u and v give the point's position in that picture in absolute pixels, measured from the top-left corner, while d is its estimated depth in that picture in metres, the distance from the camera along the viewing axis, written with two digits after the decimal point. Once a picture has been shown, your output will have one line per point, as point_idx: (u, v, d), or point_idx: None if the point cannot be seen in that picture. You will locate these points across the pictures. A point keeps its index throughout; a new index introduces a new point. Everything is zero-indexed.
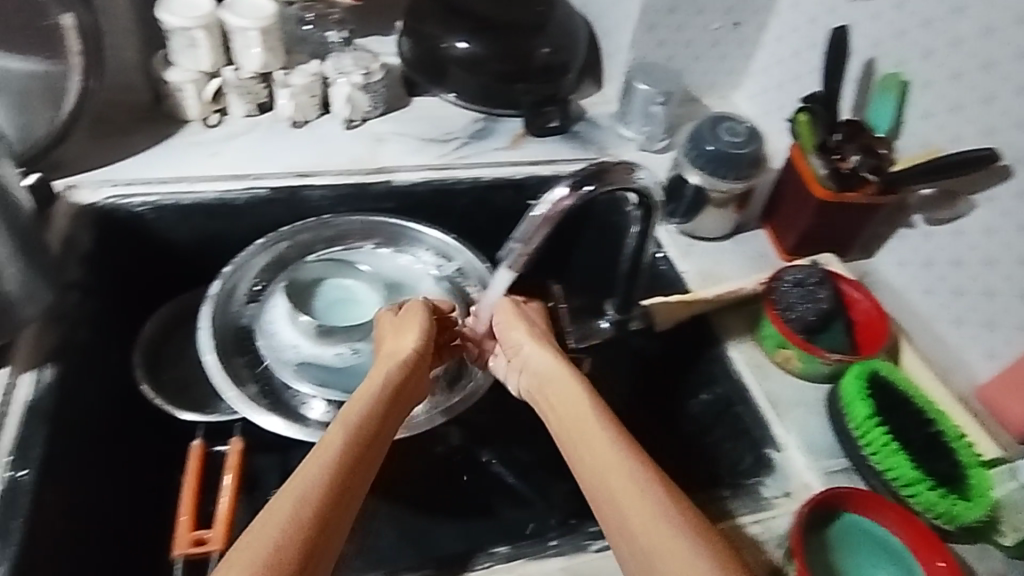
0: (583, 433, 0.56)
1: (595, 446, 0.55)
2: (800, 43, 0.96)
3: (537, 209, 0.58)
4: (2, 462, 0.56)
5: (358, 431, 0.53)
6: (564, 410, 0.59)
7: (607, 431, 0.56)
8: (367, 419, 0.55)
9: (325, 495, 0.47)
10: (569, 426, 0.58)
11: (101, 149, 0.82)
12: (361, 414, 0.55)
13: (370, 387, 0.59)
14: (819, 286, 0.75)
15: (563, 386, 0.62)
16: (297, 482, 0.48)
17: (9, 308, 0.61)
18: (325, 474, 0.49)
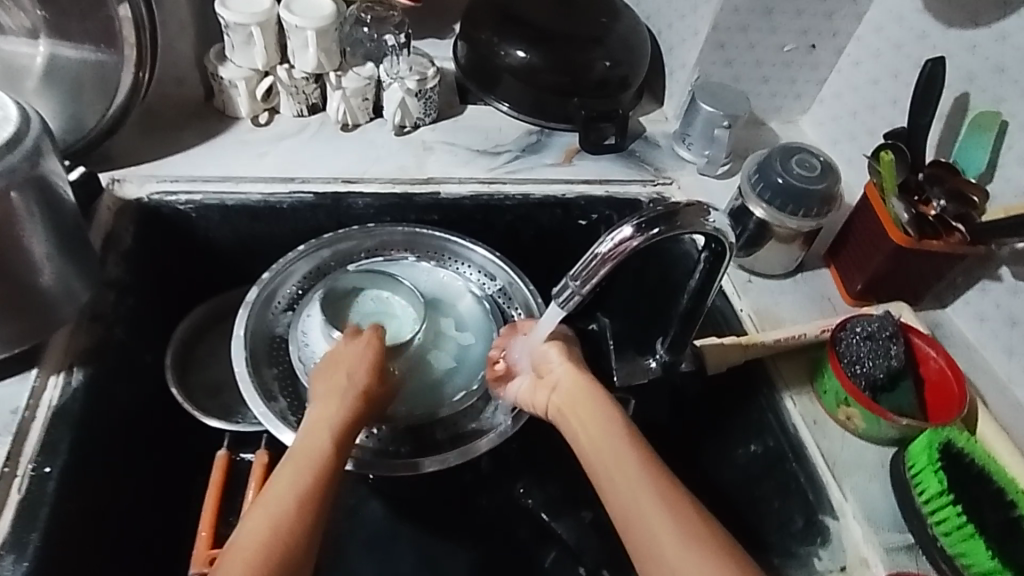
0: (604, 451, 0.57)
1: (619, 468, 0.55)
2: (882, 71, 0.90)
3: (599, 246, 0.54)
4: (26, 467, 0.55)
5: (303, 476, 0.54)
6: (584, 429, 0.59)
7: (630, 449, 0.56)
8: (315, 463, 0.56)
9: (269, 545, 0.49)
10: (590, 443, 0.58)
11: (149, 142, 0.81)
12: (311, 457, 0.56)
13: (313, 435, 0.58)
14: (891, 340, 0.68)
15: (587, 406, 0.61)
16: (241, 537, 0.50)
17: (48, 308, 0.59)
18: (270, 525, 0.50)
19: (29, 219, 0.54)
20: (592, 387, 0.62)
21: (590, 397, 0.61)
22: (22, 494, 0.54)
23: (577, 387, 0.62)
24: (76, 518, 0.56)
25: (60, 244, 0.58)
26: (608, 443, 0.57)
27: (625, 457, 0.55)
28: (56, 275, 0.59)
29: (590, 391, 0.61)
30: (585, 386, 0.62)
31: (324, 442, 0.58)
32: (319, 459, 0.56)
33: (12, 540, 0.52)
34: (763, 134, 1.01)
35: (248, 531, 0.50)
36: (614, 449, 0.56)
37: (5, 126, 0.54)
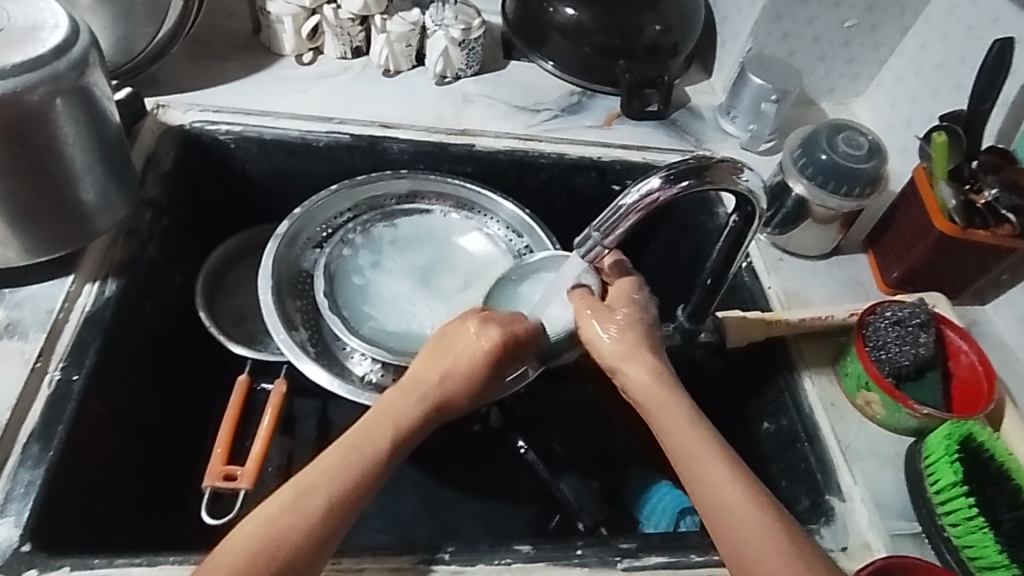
0: (694, 460, 0.51)
1: (709, 478, 0.50)
2: (947, 54, 0.85)
3: (626, 197, 0.54)
4: (55, 363, 0.57)
5: (346, 461, 0.50)
6: (669, 429, 0.53)
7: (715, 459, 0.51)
8: (360, 446, 0.51)
9: (301, 514, 0.47)
10: (676, 448, 0.52)
11: (195, 72, 0.83)
12: (360, 438, 0.52)
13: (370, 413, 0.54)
14: (921, 328, 0.66)
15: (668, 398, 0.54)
16: (271, 513, 0.47)
17: (87, 217, 0.61)
18: (300, 506, 0.48)
19: (71, 125, 0.56)
20: (668, 387, 0.55)
21: (669, 397, 0.54)
22: (50, 390, 0.56)
23: (650, 387, 0.55)
24: (98, 419, 0.59)
25: (100, 155, 0.60)
26: (697, 449, 0.51)
27: (711, 470, 0.50)
28: (96, 186, 0.61)
29: (665, 392, 0.54)
30: (661, 382, 0.55)
31: (379, 423, 0.53)
32: (368, 442, 0.52)
33: (38, 431, 0.54)
34: (813, 114, 0.97)
35: (275, 513, 0.47)
36: (703, 458, 0.51)
37: (54, 33, 0.56)
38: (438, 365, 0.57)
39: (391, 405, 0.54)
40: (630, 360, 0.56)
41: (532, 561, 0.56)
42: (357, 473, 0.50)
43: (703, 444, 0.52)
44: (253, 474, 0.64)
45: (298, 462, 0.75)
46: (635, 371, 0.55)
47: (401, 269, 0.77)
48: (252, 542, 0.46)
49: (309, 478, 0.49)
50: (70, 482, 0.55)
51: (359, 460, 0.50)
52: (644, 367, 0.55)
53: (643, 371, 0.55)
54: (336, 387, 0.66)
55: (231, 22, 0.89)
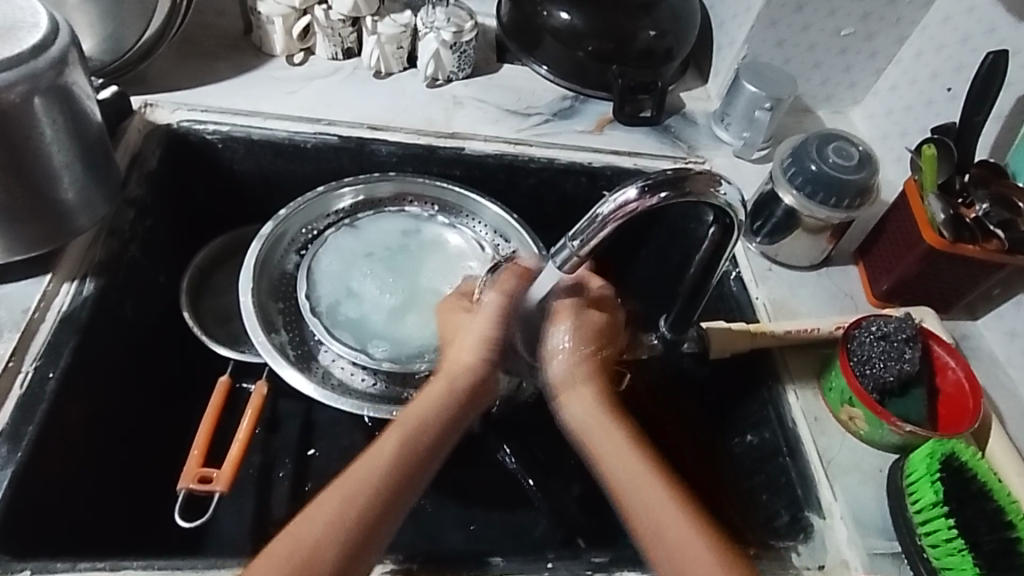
0: (668, 519, 0.53)
1: (667, 521, 0.53)
2: (943, 64, 0.84)
3: (602, 206, 0.53)
4: (29, 363, 0.57)
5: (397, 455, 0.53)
6: (625, 472, 0.56)
7: (686, 513, 0.53)
8: (410, 444, 0.54)
9: (361, 494, 0.51)
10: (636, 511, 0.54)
11: (185, 71, 0.83)
12: (410, 434, 0.55)
13: (423, 409, 0.57)
14: (907, 343, 0.64)
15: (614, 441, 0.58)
16: (332, 494, 0.51)
17: (66, 216, 0.61)
18: (347, 504, 0.50)
19: (50, 124, 0.56)
20: (612, 427, 0.59)
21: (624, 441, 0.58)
22: (23, 390, 0.56)
23: (603, 427, 0.59)
24: (71, 419, 0.59)
25: (80, 154, 0.60)
26: (668, 506, 0.54)
27: (687, 526, 0.53)
28: (76, 186, 0.61)
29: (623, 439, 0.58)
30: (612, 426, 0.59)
31: (426, 420, 0.57)
32: (416, 438, 0.55)
33: (8, 431, 0.54)
34: (809, 122, 0.96)
35: (327, 508, 0.50)
36: (672, 511, 0.53)
37: (33, 33, 0.55)
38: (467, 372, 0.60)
39: (438, 401, 0.58)
40: (572, 393, 0.61)
41: (503, 573, 0.55)
42: (406, 465, 0.53)
43: (670, 499, 0.54)
44: (229, 477, 0.64)
45: (277, 464, 0.75)
46: (592, 410, 0.60)
47: (379, 281, 0.75)
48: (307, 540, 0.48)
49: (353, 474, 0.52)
50: (39, 484, 0.55)
51: (410, 456, 0.54)
52: (600, 411, 0.60)
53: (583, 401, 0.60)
54: (316, 394, 0.65)
55: (222, 22, 0.89)
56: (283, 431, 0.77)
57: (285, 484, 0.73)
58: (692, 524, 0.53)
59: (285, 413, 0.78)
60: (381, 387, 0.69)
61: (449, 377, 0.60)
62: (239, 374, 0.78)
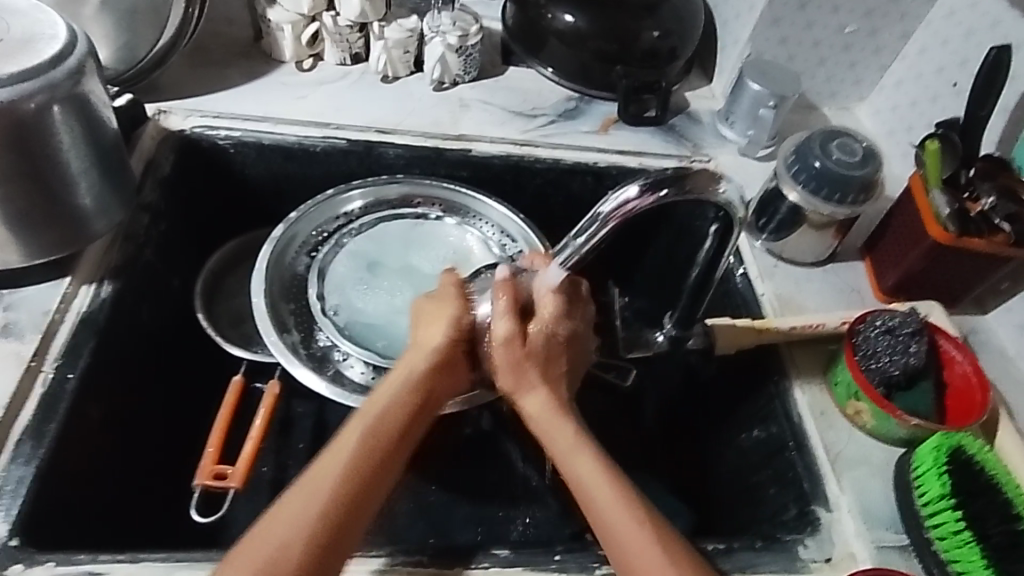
0: (605, 504, 0.52)
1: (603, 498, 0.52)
2: (948, 59, 0.84)
3: (604, 205, 0.55)
4: (50, 362, 0.59)
5: (383, 433, 0.53)
6: (567, 451, 0.55)
7: (617, 484, 0.53)
8: (357, 467, 0.50)
9: (304, 517, 0.47)
10: (573, 472, 0.54)
11: (197, 78, 0.85)
12: (358, 453, 0.51)
13: (378, 412, 0.54)
14: (912, 337, 0.65)
15: (555, 421, 0.57)
16: (277, 518, 0.47)
17: (85, 221, 0.63)
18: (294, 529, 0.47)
19: (68, 132, 0.58)
20: (557, 415, 0.57)
21: (558, 427, 0.56)
22: (44, 390, 0.58)
23: (547, 411, 0.57)
24: (91, 418, 0.61)
25: (96, 160, 0.62)
26: (605, 487, 0.53)
27: (616, 494, 0.52)
28: (94, 191, 0.63)
29: (555, 420, 0.57)
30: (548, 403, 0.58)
31: (378, 435, 0.52)
32: (370, 458, 0.51)
33: (30, 429, 0.56)
34: (815, 119, 0.96)
35: (302, 501, 0.48)
36: (607, 494, 0.52)
37: (52, 44, 0.57)
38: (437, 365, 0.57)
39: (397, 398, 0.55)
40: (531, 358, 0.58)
41: (511, 565, 0.56)
42: (353, 486, 0.50)
43: (605, 472, 0.53)
44: (243, 474, 0.66)
45: (292, 463, 0.76)
46: (533, 398, 0.58)
47: (391, 289, 0.76)
48: (279, 535, 0.47)
49: (301, 493, 0.49)
50: (62, 480, 0.57)
51: (362, 471, 0.50)
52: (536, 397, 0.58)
53: (539, 397, 0.58)
54: (330, 391, 0.67)
55: (233, 30, 0.91)
56: (295, 430, 0.79)
57: None
58: (624, 502, 0.52)
59: (297, 413, 0.80)
60: None
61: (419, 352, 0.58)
62: (251, 375, 0.79)
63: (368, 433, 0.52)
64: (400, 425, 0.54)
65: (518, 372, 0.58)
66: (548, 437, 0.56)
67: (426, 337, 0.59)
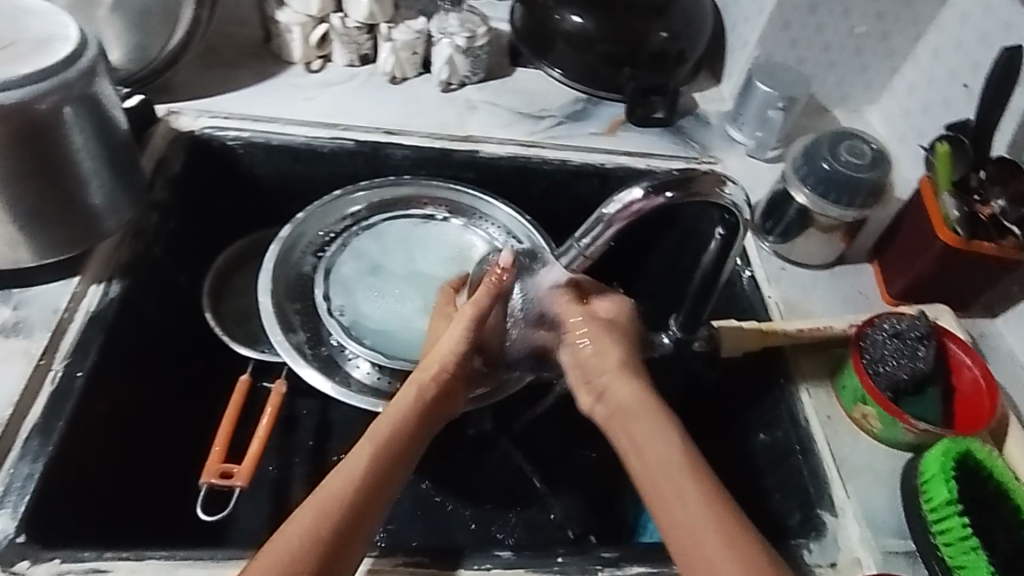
0: (687, 488, 0.51)
1: (687, 500, 0.51)
2: (960, 61, 0.83)
3: (609, 207, 0.54)
4: (59, 359, 0.60)
5: (392, 443, 0.55)
6: (651, 449, 0.54)
7: (700, 486, 0.52)
8: (375, 461, 0.53)
9: (319, 518, 0.49)
10: (654, 467, 0.54)
11: (207, 79, 0.85)
12: (378, 449, 0.54)
13: (388, 424, 0.56)
14: (920, 342, 0.64)
15: (644, 420, 0.56)
16: (296, 524, 0.49)
17: (95, 220, 0.64)
18: (313, 531, 0.48)
19: (79, 132, 0.59)
20: (650, 412, 0.57)
21: (648, 414, 0.57)
22: (53, 387, 0.59)
23: (636, 401, 0.57)
24: (98, 416, 0.61)
25: (107, 160, 0.63)
26: (690, 473, 0.52)
27: (698, 495, 0.51)
28: (104, 190, 0.63)
29: (643, 414, 0.57)
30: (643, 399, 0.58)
31: (393, 434, 0.56)
32: (386, 453, 0.54)
33: (39, 425, 0.56)
34: (824, 121, 0.96)
35: (319, 504, 0.50)
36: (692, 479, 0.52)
37: (63, 45, 0.58)
38: (452, 368, 0.61)
39: (406, 410, 0.58)
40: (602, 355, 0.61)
41: (512, 567, 0.56)
42: (372, 479, 0.52)
43: (687, 471, 0.53)
44: (249, 473, 0.66)
45: (297, 461, 0.77)
46: (620, 388, 0.59)
47: (397, 290, 0.77)
48: (297, 536, 0.48)
49: (332, 484, 0.51)
50: (69, 476, 0.57)
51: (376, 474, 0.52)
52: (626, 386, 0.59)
53: (622, 385, 0.59)
54: (335, 391, 0.67)
55: (243, 31, 0.92)
56: (300, 429, 0.79)
57: (304, 479, 0.76)
58: (705, 502, 0.51)
59: (303, 412, 0.80)
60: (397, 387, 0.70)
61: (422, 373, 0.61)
62: (258, 373, 0.80)
63: (379, 442, 0.55)
64: (408, 437, 0.56)
65: (596, 363, 0.61)
66: (635, 430, 0.56)
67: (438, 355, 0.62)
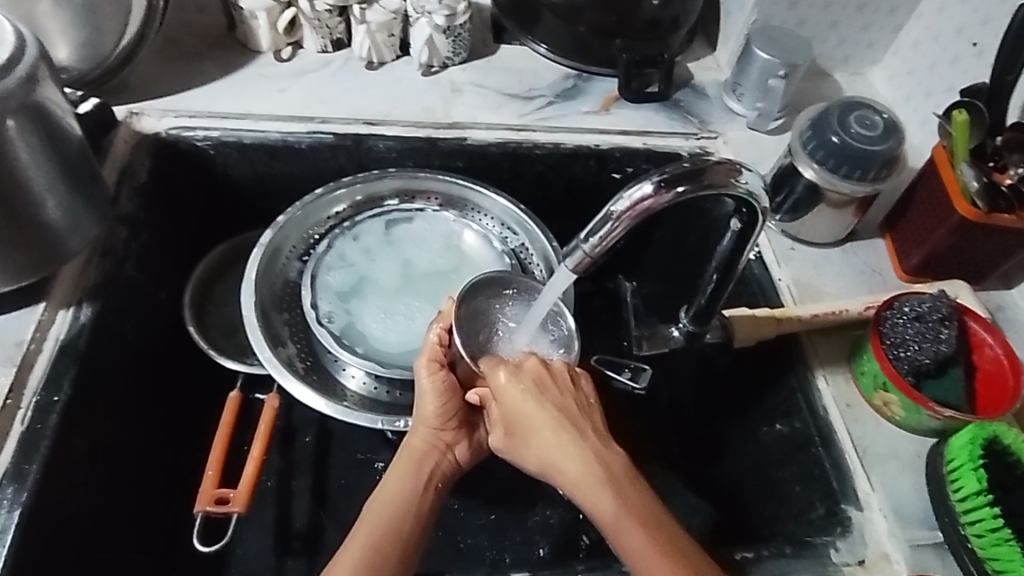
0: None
1: None
2: (968, 17, 0.79)
3: (616, 204, 0.50)
4: (31, 393, 0.56)
5: (395, 517, 0.54)
6: (609, 521, 0.50)
7: (667, 565, 0.48)
8: (381, 549, 0.52)
9: None
10: (619, 535, 0.49)
11: (169, 75, 0.79)
12: (377, 532, 0.52)
13: (378, 508, 0.54)
14: (942, 323, 0.61)
15: (599, 490, 0.50)
16: None
17: (56, 240, 0.59)
18: None
19: (26, 148, 0.53)
20: (598, 480, 0.51)
21: (602, 483, 0.50)
22: (25, 427, 0.55)
23: (583, 472, 0.51)
24: (77, 453, 0.58)
25: (64, 175, 0.57)
26: (652, 563, 0.48)
27: None
28: (62, 208, 0.58)
29: (597, 486, 0.50)
30: (591, 469, 0.51)
31: (389, 514, 0.54)
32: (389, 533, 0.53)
33: (11, 471, 0.53)
34: (826, 86, 0.91)
35: None
36: (655, 570, 0.48)
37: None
38: (435, 433, 0.58)
39: (400, 481, 0.56)
40: (534, 418, 0.53)
41: None
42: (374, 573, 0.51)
43: (656, 553, 0.48)
44: (246, 497, 0.62)
45: (297, 474, 0.74)
46: (565, 457, 0.52)
47: (383, 288, 0.73)
48: None
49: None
50: (50, 522, 0.54)
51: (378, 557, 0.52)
52: (576, 456, 0.51)
53: (569, 452, 0.52)
54: (328, 408, 0.64)
55: (204, 18, 0.85)
56: (297, 440, 0.76)
57: (306, 493, 0.73)
58: None
59: (299, 422, 0.77)
60: (396, 396, 0.67)
61: (405, 447, 0.58)
62: (250, 386, 0.76)
63: (379, 524, 0.53)
64: (410, 511, 0.54)
65: (535, 425, 0.53)
66: (592, 502, 0.50)
67: (420, 423, 0.58)
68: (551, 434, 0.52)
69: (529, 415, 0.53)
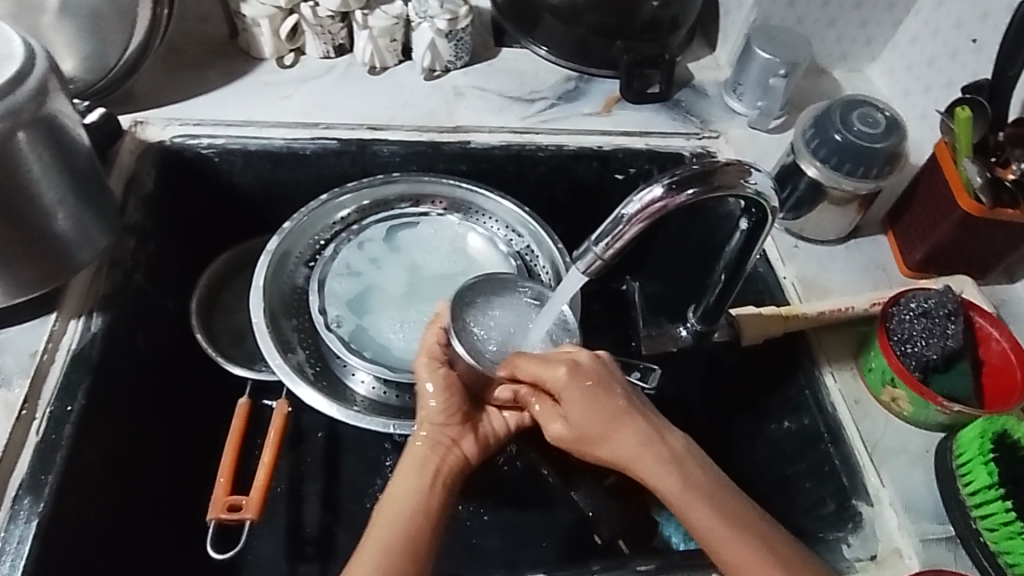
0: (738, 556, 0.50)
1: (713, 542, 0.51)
2: (966, 13, 0.79)
3: (627, 206, 0.50)
4: (45, 403, 0.56)
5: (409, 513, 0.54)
6: (665, 487, 0.53)
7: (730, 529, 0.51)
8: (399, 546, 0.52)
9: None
10: (678, 499, 0.53)
11: (173, 83, 0.79)
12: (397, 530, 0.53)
13: (397, 511, 0.54)
14: (949, 318, 0.62)
15: (649, 459, 0.54)
16: None
17: (66, 252, 0.59)
18: None
19: (36, 159, 0.54)
20: (641, 448, 0.55)
21: (644, 455, 0.54)
22: (40, 438, 0.55)
23: (630, 447, 0.55)
24: (91, 462, 0.58)
25: (74, 186, 0.58)
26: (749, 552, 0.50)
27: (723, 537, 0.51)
28: (72, 218, 0.58)
29: (668, 466, 0.54)
30: (640, 445, 0.55)
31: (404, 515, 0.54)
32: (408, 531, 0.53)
33: (27, 482, 0.53)
34: (826, 84, 0.91)
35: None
36: (729, 542, 0.51)
37: (9, 63, 0.53)
38: (438, 428, 0.60)
39: (415, 483, 0.56)
40: (573, 401, 0.55)
41: None
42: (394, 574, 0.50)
43: (715, 511, 0.52)
44: (258, 504, 0.63)
45: (307, 479, 0.75)
46: (619, 436, 0.55)
47: (390, 292, 0.73)
48: None
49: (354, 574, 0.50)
50: (66, 532, 0.54)
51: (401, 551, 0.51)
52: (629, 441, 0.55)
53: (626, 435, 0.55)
54: (339, 412, 0.64)
55: (206, 27, 0.85)
56: (306, 446, 0.76)
57: (316, 498, 0.73)
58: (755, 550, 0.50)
59: (308, 428, 0.77)
60: (406, 399, 0.67)
61: (413, 449, 0.59)
62: (259, 393, 0.76)
63: (396, 521, 0.53)
64: (423, 509, 0.55)
65: (582, 411, 0.55)
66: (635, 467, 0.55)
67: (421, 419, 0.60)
68: (600, 415, 0.55)
69: (580, 400, 0.56)
